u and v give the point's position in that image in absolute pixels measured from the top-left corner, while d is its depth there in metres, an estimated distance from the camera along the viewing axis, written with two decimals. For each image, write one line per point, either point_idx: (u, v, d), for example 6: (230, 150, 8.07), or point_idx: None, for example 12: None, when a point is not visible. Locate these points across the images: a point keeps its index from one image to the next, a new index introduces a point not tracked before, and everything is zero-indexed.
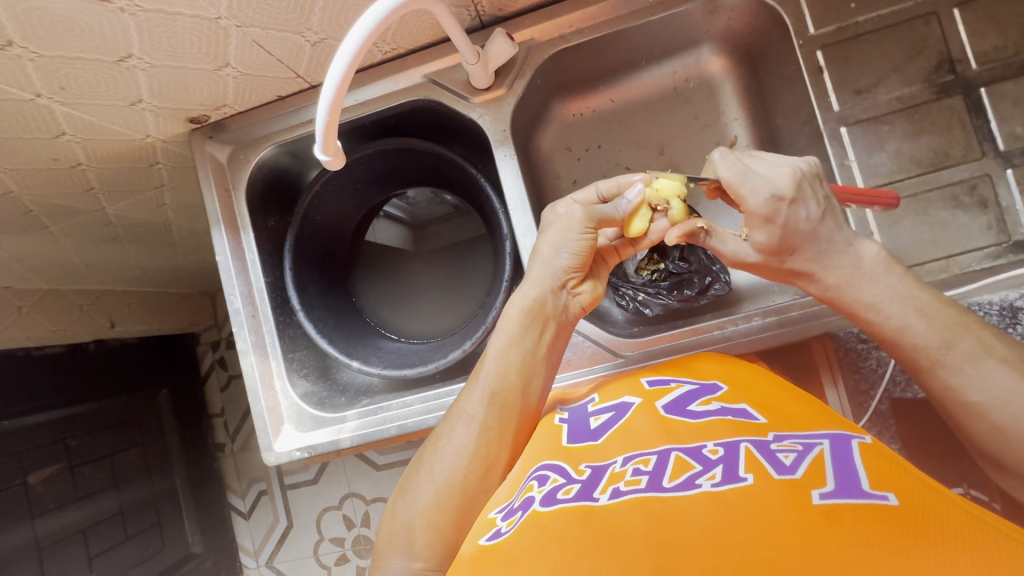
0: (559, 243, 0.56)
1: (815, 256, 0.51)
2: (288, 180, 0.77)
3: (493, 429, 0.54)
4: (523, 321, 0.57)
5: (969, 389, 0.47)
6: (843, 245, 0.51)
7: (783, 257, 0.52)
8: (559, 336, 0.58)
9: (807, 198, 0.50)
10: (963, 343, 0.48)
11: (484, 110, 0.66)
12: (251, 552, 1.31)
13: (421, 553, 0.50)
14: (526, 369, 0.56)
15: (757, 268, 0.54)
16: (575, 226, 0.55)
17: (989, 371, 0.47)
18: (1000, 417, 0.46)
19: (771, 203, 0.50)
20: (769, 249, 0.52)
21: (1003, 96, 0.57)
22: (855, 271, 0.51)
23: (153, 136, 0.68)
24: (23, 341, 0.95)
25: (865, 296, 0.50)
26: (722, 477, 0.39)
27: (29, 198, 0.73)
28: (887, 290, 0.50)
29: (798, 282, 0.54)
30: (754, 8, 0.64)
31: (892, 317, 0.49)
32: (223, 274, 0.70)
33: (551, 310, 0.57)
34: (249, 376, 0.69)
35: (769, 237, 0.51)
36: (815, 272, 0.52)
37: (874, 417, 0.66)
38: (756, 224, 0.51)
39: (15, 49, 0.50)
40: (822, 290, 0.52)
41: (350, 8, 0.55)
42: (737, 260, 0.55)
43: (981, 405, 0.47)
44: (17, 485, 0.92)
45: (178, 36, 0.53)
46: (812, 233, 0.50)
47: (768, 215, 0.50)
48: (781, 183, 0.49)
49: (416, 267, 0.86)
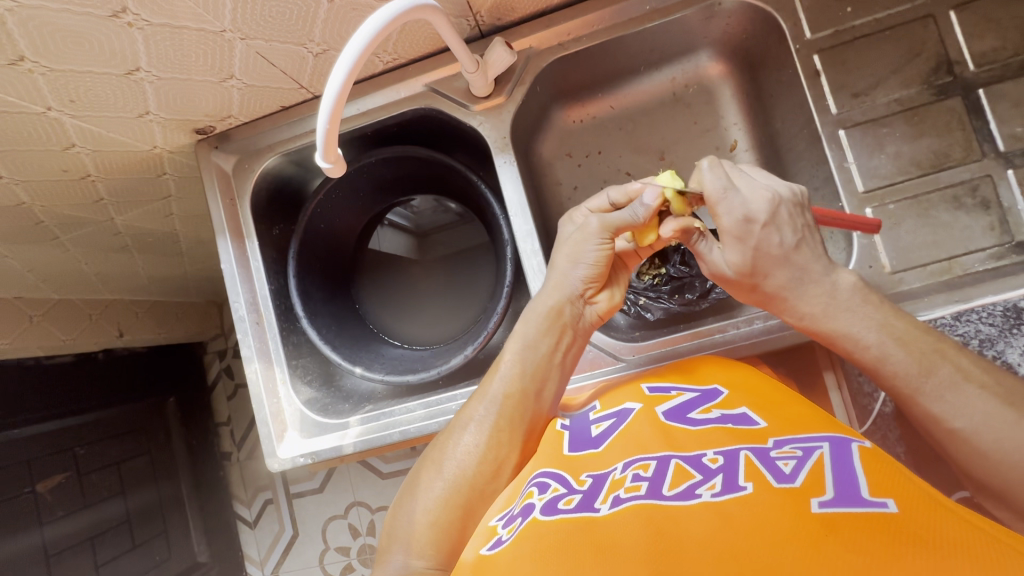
0: (576, 254, 0.57)
1: (790, 284, 0.51)
2: (293, 189, 0.79)
3: (502, 431, 0.54)
4: (539, 329, 0.57)
5: (952, 416, 0.47)
6: (820, 275, 0.50)
7: (756, 280, 0.52)
8: (574, 344, 0.58)
9: (782, 225, 0.50)
10: (941, 371, 0.48)
11: (484, 118, 0.67)
12: (257, 561, 1.30)
13: (423, 551, 0.50)
14: (538, 375, 0.56)
15: (729, 285, 0.54)
16: (590, 237, 0.56)
17: (970, 398, 0.46)
18: (984, 443, 0.45)
19: (742, 223, 0.50)
20: (742, 269, 0.52)
21: (1003, 97, 0.57)
22: (831, 302, 0.50)
23: (160, 146, 0.69)
24: (32, 351, 0.96)
25: (840, 326, 0.50)
26: (722, 487, 0.39)
27: (40, 209, 0.75)
28: (863, 321, 0.50)
29: (773, 307, 0.53)
30: (751, 14, 0.65)
31: (872, 346, 0.49)
32: (229, 281, 0.72)
33: (568, 318, 0.57)
34: (254, 383, 0.70)
35: (741, 258, 0.51)
36: (788, 299, 0.51)
37: (878, 421, 0.64)
38: (728, 242, 0.51)
39: (27, 64, 0.51)
40: (798, 318, 0.52)
41: (351, 19, 0.56)
42: (711, 275, 0.55)
43: (964, 432, 0.46)
44: (25, 493, 0.94)
45: (184, 50, 0.55)
46: (784, 259, 0.50)
47: (740, 234, 0.50)
48: (755, 206, 0.50)
49: (418, 274, 0.86)
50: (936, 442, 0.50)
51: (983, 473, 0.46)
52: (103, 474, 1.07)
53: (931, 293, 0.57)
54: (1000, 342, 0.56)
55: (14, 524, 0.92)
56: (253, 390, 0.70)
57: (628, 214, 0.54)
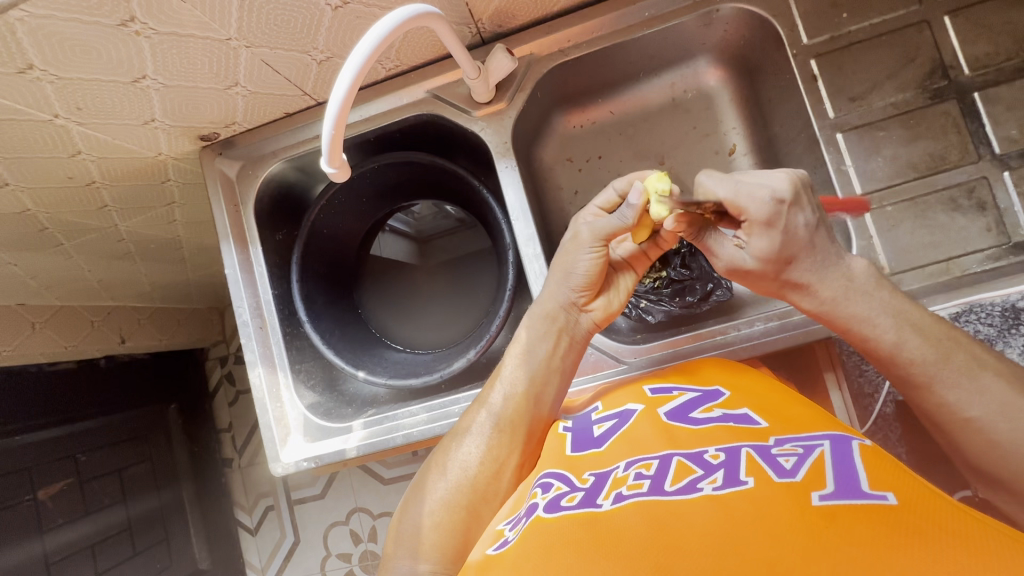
0: (568, 263, 0.58)
1: (813, 267, 0.51)
2: (296, 196, 0.79)
3: (506, 434, 0.55)
4: (535, 334, 0.58)
5: (967, 404, 0.47)
6: (836, 258, 0.51)
7: (783, 266, 0.51)
8: (571, 351, 0.59)
9: (803, 205, 0.50)
10: (957, 358, 0.48)
11: (486, 124, 0.68)
12: (258, 569, 1.29)
13: (429, 555, 0.50)
14: (538, 379, 0.57)
15: (751, 276, 0.53)
16: (582, 247, 0.57)
17: (988, 385, 0.47)
18: (998, 432, 0.46)
19: (772, 206, 0.48)
20: (769, 257, 0.51)
21: (997, 100, 0.58)
22: (849, 285, 0.51)
23: (165, 153, 0.70)
24: (35, 358, 0.96)
25: (860, 311, 0.50)
26: (723, 481, 0.39)
27: (45, 216, 0.75)
28: (879, 305, 0.50)
29: (794, 294, 0.53)
30: (748, 21, 0.66)
31: (888, 332, 0.50)
32: (232, 286, 0.72)
33: (563, 323, 0.58)
34: (257, 388, 0.70)
35: (770, 244, 0.50)
36: (813, 283, 0.51)
37: (879, 421, 0.65)
38: (756, 230, 0.50)
39: (36, 72, 0.52)
40: (816, 304, 0.52)
41: (356, 26, 0.57)
42: (732, 266, 0.54)
43: (979, 420, 0.47)
44: (25, 501, 0.94)
45: (191, 58, 0.55)
46: (808, 240, 0.50)
47: (769, 219, 0.49)
48: (779, 187, 0.49)
49: (420, 279, 0.87)
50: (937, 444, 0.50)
51: None
52: (104, 482, 1.07)
53: (930, 294, 0.58)
54: (999, 341, 0.58)
55: (14, 531, 0.92)
56: (256, 395, 0.70)
57: (616, 219, 0.56)
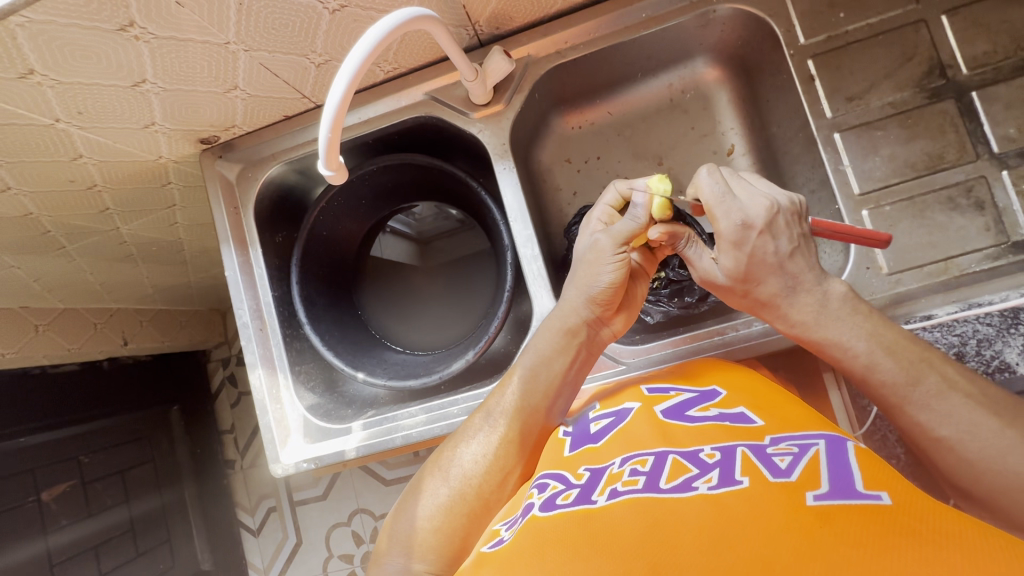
0: (590, 278, 0.57)
1: (781, 291, 0.52)
2: (296, 198, 0.80)
3: (513, 442, 0.55)
4: (554, 347, 0.57)
5: (938, 425, 0.47)
6: (812, 284, 0.51)
7: (750, 285, 0.53)
8: (587, 364, 0.59)
9: (778, 232, 0.51)
10: (927, 380, 0.48)
11: (484, 125, 0.68)
12: (261, 570, 1.29)
13: (425, 556, 0.50)
14: (551, 392, 0.57)
15: (722, 290, 0.56)
16: (606, 254, 0.57)
17: (955, 407, 0.47)
18: (980, 443, 0.46)
19: (739, 229, 0.51)
20: (735, 275, 0.53)
21: (994, 99, 0.57)
22: (821, 310, 0.51)
23: (165, 156, 0.70)
24: (39, 360, 0.97)
25: (830, 335, 0.51)
26: (719, 480, 0.39)
27: (47, 219, 0.76)
28: (852, 328, 0.50)
29: (765, 313, 0.54)
30: (745, 21, 0.66)
31: (860, 354, 0.50)
32: (232, 288, 0.72)
33: (584, 336, 0.58)
34: (257, 389, 0.71)
35: (735, 263, 0.52)
36: (781, 306, 0.52)
37: (876, 422, 0.63)
38: (724, 248, 0.53)
39: (36, 77, 0.52)
40: (789, 326, 0.53)
41: (352, 30, 0.57)
42: (708, 278, 0.56)
43: (949, 440, 0.47)
44: (30, 502, 0.95)
45: (190, 62, 0.56)
46: (778, 266, 0.51)
47: (736, 240, 0.51)
48: (753, 213, 0.51)
49: (420, 281, 0.87)
50: (925, 450, 0.50)
51: (972, 482, 0.46)
52: (107, 483, 1.08)
53: (928, 294, 0.58)
54: (998, 342, 0.57)
55: (17, 532, 0.93)
56: (256, 396, 0.71)
57: (630, 221, 0.57)
